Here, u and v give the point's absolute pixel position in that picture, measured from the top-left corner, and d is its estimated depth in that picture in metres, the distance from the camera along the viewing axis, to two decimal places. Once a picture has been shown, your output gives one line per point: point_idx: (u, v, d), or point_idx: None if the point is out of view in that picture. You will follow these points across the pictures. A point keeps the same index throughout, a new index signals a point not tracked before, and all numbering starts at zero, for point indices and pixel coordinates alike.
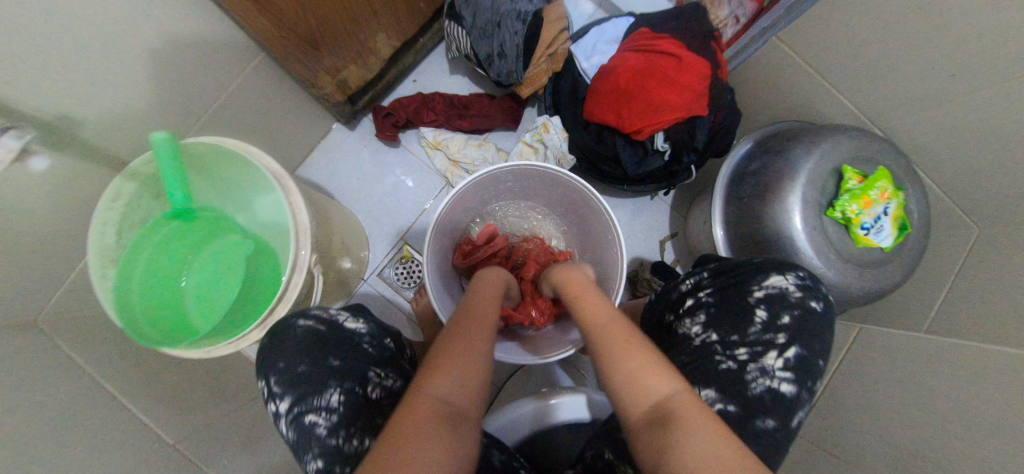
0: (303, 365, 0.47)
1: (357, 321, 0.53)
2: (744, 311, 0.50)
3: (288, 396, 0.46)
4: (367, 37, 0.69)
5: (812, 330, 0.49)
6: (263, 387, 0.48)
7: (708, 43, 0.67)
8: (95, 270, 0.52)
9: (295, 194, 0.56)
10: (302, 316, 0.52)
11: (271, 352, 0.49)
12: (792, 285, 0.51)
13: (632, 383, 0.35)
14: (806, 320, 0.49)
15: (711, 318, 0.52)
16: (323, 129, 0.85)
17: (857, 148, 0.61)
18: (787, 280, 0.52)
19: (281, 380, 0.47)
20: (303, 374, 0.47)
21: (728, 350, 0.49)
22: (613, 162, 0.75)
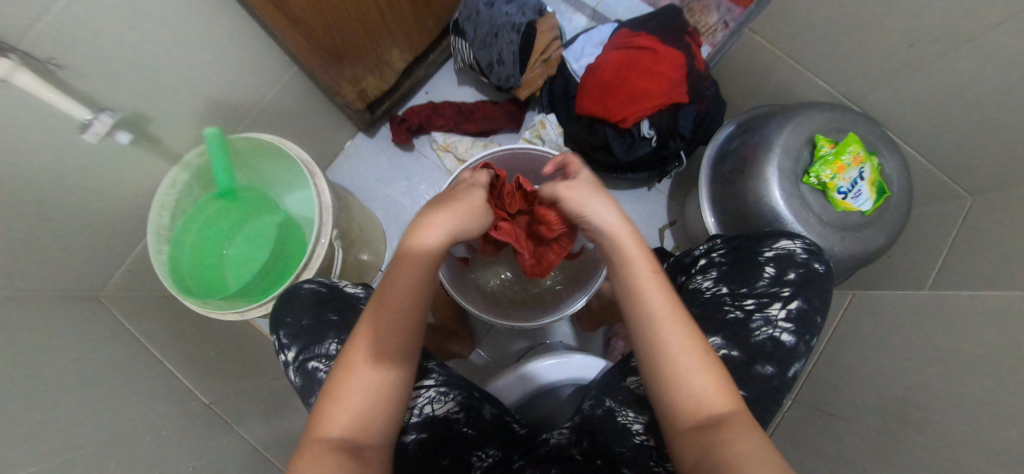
0: (308, 319, 0.53)
1: (356, 287, 0.59)
2: (752, 268, 0.54)
3: (294, 346, 0.52)
4: (384, 51, 0.80)
5: (818, 289, 0.52)
6: (274, 341, 0.54)
7: (683, 37, 0.73)
8: (152, 245, 0.61)
9: (320, 178, 0.65)
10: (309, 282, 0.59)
11: (282, 309, 0.55)
12: (799, 248, 0.55)
13: (690, 397, 0.35)
14: (810, 278, 0.53)
15: (722, 274, 0.56)
16: (346, 137, 0.95)
17: (831, 120, 0.66)
18: (797, 244, 0.55)
19: (289, 333, 0.53)
20: (304, 327, 0.53)
21: (736, 301, 0.52)
22: (605, 150, 0.82)
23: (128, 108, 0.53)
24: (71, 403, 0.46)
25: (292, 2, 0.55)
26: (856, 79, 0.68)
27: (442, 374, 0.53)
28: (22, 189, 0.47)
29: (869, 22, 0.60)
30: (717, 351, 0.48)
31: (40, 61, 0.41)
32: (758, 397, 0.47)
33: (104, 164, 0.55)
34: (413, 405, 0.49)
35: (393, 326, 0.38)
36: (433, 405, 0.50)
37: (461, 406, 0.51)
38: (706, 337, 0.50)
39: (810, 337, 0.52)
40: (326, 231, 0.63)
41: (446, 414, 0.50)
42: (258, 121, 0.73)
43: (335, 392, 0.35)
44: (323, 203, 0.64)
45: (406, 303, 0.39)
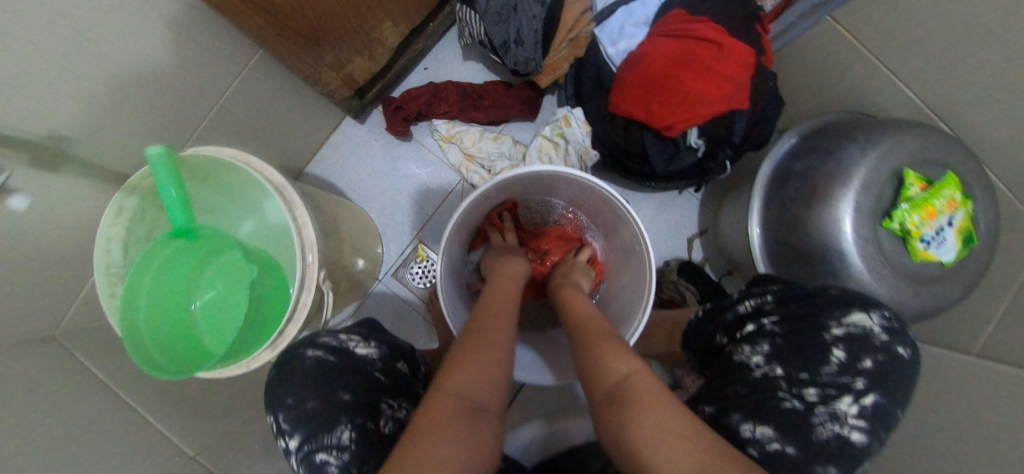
0: (313, 400, 0.48)
1: (368, 347, 0.53)
2: (817, 348, 0.47)
3: (297, 434, 0.47)
4: (374, 25, 0.63)
5: (896, 380, 0.45)
6: (272, 422, 0.49)
7: (753, 25, 0.59)
8: (103, 290, 0.51)
9: (301, 208, 0.52)
10: (311, 345, 0.52)
11: (281, 385, 0.49)
12: (876, 327, 0.47)
13: (605, 377, 0.43)
14: (888, 368, 0.45)
15: (777, 349, 0.48)
16: (333, 124, 0.81)
17: (923, 148, 0.54)
18: (874, 320, 0.48)
19: (290, 417, 0.47)
20: (309, 412, 0.47)
21: (795, 388, 0.46)
22: (640, 158, 0.69)
23: (44, 137, 0.40)
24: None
25: None
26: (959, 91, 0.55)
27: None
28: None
29: (996, 30, 0.48)
30: (767, 446, 0.43)
31: None
32: None
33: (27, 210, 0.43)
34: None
35: (501, 342, 0.44)
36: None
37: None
38: (754, 428, 0.44)
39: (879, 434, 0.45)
40: (312, 275, 0.52)
41: None
42: (223, 122, 0.59)
43: (452, 362, 0.40)
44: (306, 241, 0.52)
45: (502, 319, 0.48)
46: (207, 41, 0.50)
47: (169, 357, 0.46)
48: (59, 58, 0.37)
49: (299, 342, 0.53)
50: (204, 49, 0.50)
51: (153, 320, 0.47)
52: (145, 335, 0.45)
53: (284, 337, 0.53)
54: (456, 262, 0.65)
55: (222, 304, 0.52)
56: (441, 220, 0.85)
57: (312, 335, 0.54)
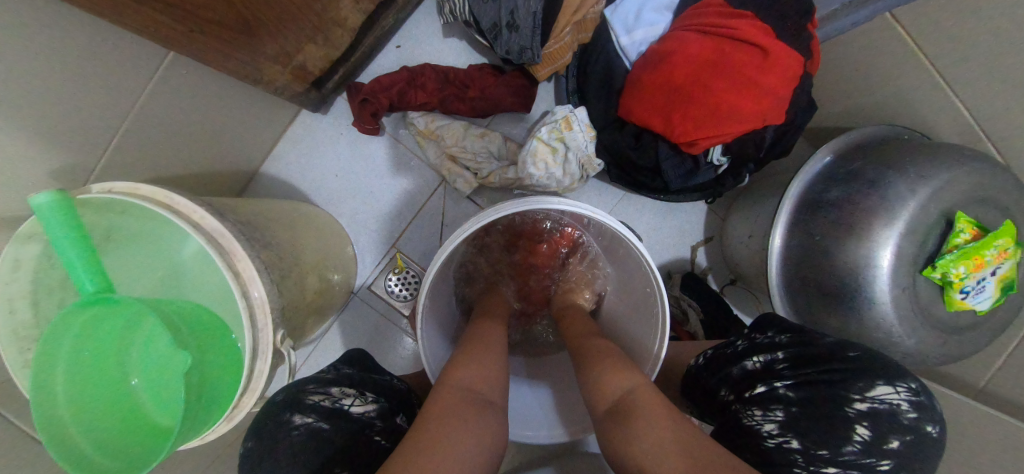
0: None
1: (365, 404, 0.45)
2: (834, 423, 0.38)
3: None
4: (329, 3, 0.49)
5: (922, 463, 0.37)
6: None
7: (804, 27, 0.48)
8: None
9: (245, 259, 0.42)
10: (298, 408, 0.43)
11: (257, 465, 0.40)
12: (905, 402, 0.38)
13: (597, 378, 0.45)
14: (916, 447, 0.37)
15: (792, 418, 0.39)
16: (288, 117, 0.68)
17: (976, 186, 0.47)
18: (900, 391, 0.38)
19: None
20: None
21: (812, 468, 0.37)
22: (652, 172, 0.61)
23: None
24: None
25: None
26: None
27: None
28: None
29: None
30: None
31: None
32: None
33: None
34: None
35: (496, 354, 0.48)
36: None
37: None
38: None
39: None
40: (267, 338, 0.43)
41: None
42: (140, 140, 0.47)
43: (457, 363, 0.44)
44: (253, 299, 0.43)
45: (496, 335, 0.52)
46: (94, 45, 0.36)
47: (117, 457, 0.34)
48: None
49: (280, 398, 0.44)
50: (92, 57, 0.37)
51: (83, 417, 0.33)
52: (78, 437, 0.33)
53: (242, 407, 0.44)
54: (438, 295, 0.57)
55: (160, 372, 0.35)
56: (422, 227, 0.75)
57: (297, 386, 0.45)
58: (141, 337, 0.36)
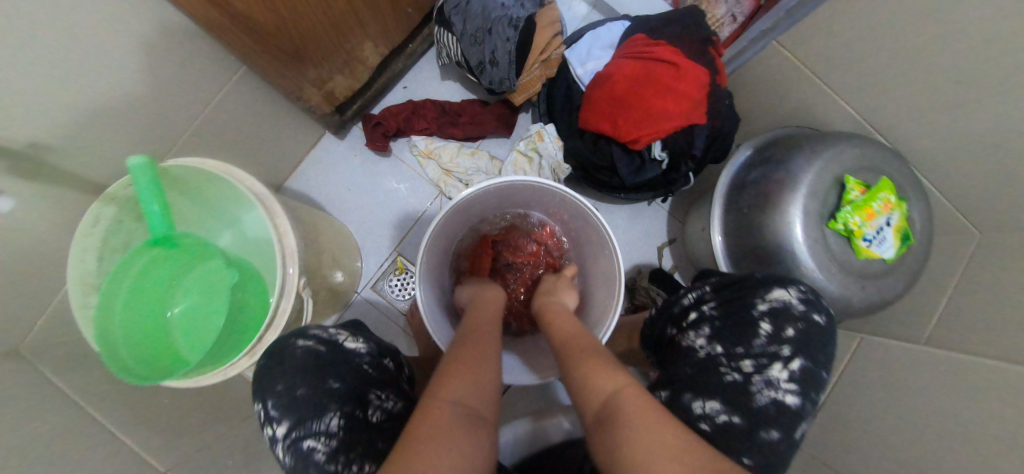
0: (302, 388, 0.47)
1: (356, 341, 0.52)
2: (746, 324, 0.50)
3: (285, 421, 0.46)
4: (356, 45, 0.66)
5: (818, 343, 0.49)
6: (259, 410, 0.48)
7: (706, 49, 0.65)
8: (75, 300, 0.51)
9: (282, 217, 0.54)
10: (302, 336, 0.52)
11: (268, 376, 0.48)
12: (795, 300, 0.51)
13: (591, 383, 0.39)
14: (809, 333, 0.49)
15: (716, 331, 0.51)
16: (312, 141, 0.83)
17: (860, 157, 0.60)
18: (791, 293, 0.52)
19: (280, 404, 0.47)
20: (298, 400, 0.47)
21: (733, 363, 0.48)
22: (610, 171, 0.74)
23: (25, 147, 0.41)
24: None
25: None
26: (886, 107, 0.61)
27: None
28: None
29: (913, 54, 0.54)
30: (716, 419, 0.45)
31: None
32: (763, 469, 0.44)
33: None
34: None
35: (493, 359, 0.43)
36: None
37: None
38: (704, 404, 0.46)
39: (813, 391, 0.49)
40: (292, 281, 0.54)
41: None
42: (202, 134, 0.61)
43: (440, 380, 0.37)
44: (286, 248, 0.54)
45: (484, 345, 0.45)
46: (189, 55, 0.51)
47: (145, 367, 0.46)
48: (46, 73, 0.39)
49: (284, 335, 0.52)
50: (186, 64, 0.51)
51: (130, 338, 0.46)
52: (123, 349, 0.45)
53: (262, 344, 0.54)
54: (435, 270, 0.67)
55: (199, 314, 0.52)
56: (420, 233, 0.86)
57: (302, 327, 0.54)
58: (179, 289, 0.52)
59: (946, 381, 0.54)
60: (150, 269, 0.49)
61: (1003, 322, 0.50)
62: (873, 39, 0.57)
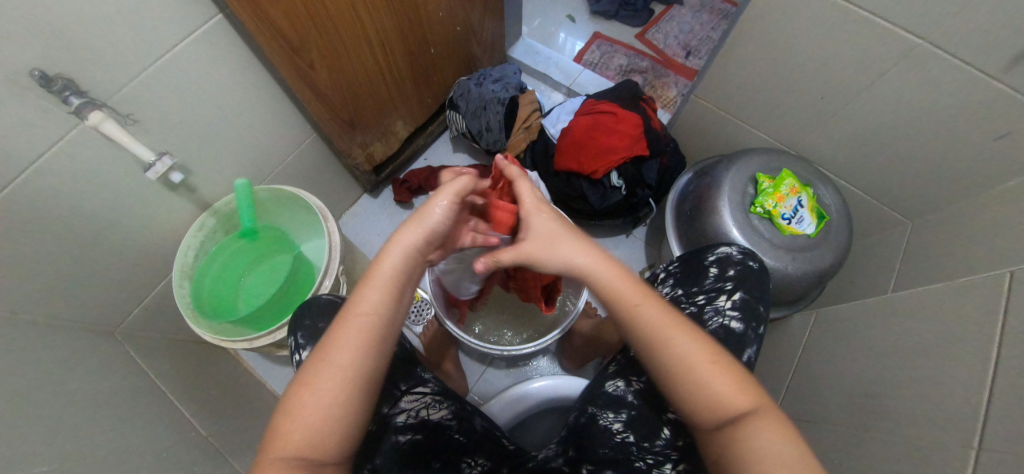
0: (324, 322, 0.58)
1: None
2: (698, 270, 0.59)
3: (308, 346, 0.56)
4: (390, 122, 0.96)
5: (755, 281, 0.56)
6: (291, 342, 0.58)
7: (638, 103, 0.90)
8: (175, 281, 0.69)
9: (332, 221, 0.74)
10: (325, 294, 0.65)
11: (298, 316, 0.60)
12: (736, 251, 0.59)
13: (718, 404, 0.37)
14: (747, 273, 0.56)
15: (678, 279, 0.60)
16: (353, 198, 1.08)
17: (768, 161, 0.78)
18: (734, 247, 0.60)
19: (305, 334, 0.57)
20: (321, 331, 0.58)
21: (690, 298, 0.56)
22: (582, 200, 0.93)
23: (179, 162, 0.66)
24: (65, 411, 0.50)
25: (319, 79, 0.72)
26: (788, 127, 0.82)
27: (437, 385, 0.58)
28: (65, 217, 0.57)
29: (784, 82, 0.76)
30: None
31: (121, 116, 0.55)
32: None
33: (142, 208, 0.66)
34: (409, 409, 0.53)
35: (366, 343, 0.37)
36: (428, 409, 0.54)
37: (454, 413, 0.56)
38: None
39: (758, 325, 0.54)
40: (334, 265, 0.72)
41: (440, 420, 0.55)
42: (280, 178, 0.87)
43: (281, 426, 0.34)
44: (333, 242, 0.73)
45: (353, 354, 0.36)
46: (283, 120, 0.79)
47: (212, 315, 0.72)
48: (201, 119, 0.65)
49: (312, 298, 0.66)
50: (281, 125, 0.79)
51: (212, 292, 0.74)
52: (205, 298, 0.72)
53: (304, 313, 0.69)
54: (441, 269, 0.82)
55: (262, 286, 0.79)
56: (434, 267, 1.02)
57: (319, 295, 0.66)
58: (256, 267, 0.80)
59: (881, 321, 0.62)
60: (239, 251, 0.77)
61: (957, 258, 0.61)
62: (751, 81, 0.80)
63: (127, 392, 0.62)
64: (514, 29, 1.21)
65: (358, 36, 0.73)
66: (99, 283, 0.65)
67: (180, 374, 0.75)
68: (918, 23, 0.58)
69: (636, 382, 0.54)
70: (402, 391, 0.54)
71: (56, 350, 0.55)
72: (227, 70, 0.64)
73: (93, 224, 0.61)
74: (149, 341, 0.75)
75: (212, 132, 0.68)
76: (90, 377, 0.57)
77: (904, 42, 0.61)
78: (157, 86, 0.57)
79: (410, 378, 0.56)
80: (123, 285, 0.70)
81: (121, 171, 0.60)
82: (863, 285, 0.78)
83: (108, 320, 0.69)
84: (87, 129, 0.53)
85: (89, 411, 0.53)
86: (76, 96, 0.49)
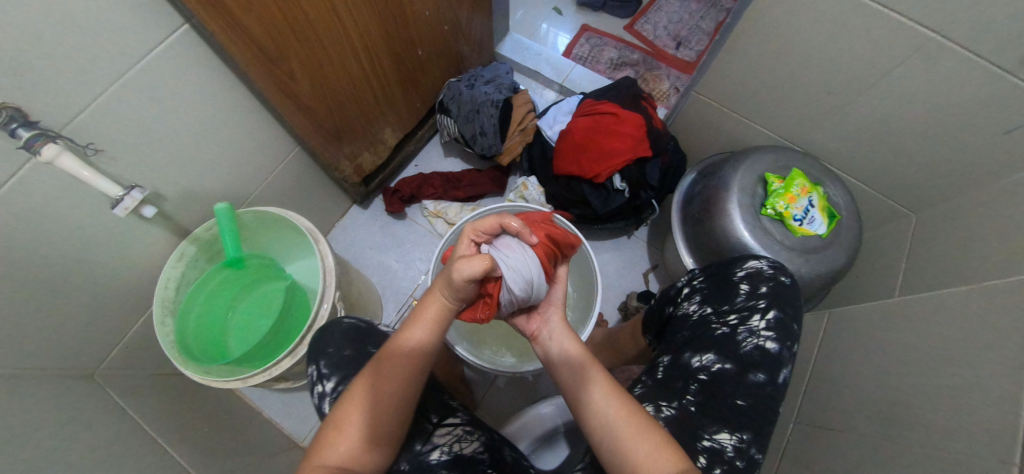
0: (348, 350, 0.55)
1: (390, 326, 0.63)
2: (729, 288, 0.65)
3: (334, 376, 0.53)
4: (378, 130, 0.90)
5: (787, 298, 0.62)
6: (311, 371, 0.55)
7: (639, 102, 0.87)
8: (155, 318, 0.63)
9: (324, 243, 0.69)
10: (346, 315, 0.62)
11: (320, 342, 0.57)
12: (766, 266, 0.65)
13: (643, 464, 0.41)
14: (780, 290, 0.63)
15: (706, 298, 0.66)
16: (342, 211, 1.03)
17: (776, 159, 0.76)
18: (764, 262, 0.66)
19: (330, 363, 0.54)
20: (346, 358, 0.54)
21: (721, 319, 0.62)
22: (584, 205, 0.90)
23: (149, 189, 0.60)
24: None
25: (300, 90, 0.67)
26: (792, 123, 0.81)
27: (466, 414, 0.55)
28: (26, 260, 0.50)
29: (789, 78, 0.74)
30: (712, 367, 0.59)
31: (81, 147, 0.49)
32: (754, 403, 0.57)
33: (114, 240, 0.60)
34: (442, 444, 0.51)
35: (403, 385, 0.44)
36: (461, 443, 0.52)
37: (486, 446, 0.52)
38: (701, 355, 0.60)
39: (790, 343, 0.61)
40: (330, 290, 0.67)
41: (473, 454, 0.51)
42: (264, 197, 0.81)
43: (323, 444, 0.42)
44: (327, 265, 0.68)
45: (391, 387, 0.43)
46: (265, 136, 0.73)
47: (199, 351, 0.67)
48: (172, 139, 0.59)
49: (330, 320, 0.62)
50: (262, 142, 0.73)
51: (198, 326, 0.68)
52: (190, 333, 0.67)
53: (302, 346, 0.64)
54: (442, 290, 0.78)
55: (256, 313, 0.74)
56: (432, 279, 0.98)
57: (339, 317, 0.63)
58: (247, 293, 0.75)
59: (905, 325, 0.61)
60: (227, 278, 0.71)
61: (971, 252, 0.60)
62: (755, 77, 0.78)
63: (112, 444, 0.56)
64: (502, 25, 1.15)
65: (341, 42, 0.67)
66: (68, 326, 0.59)
67: (165, 416, 0.69)
68: (932, 16, 0.56)
69: (667, 408, 0.57)
70: (434, 424, 0.52)
71: (28, 407, 0.49)
72: (199, 85, 0.58)
73: (57, 263, 0.54)
74: (132, 382, 0.69)
75: (186, 154, 0.62)
76: (67, 433, 0.52)
77: (917, 38, 0.59)
78: (118, 107, 0.51)
79: (441, 408, 0.54)
80: (95, 324, 0.63)
81: (85, 204, 0.54)
82: (872, 280, 0.77)
83: (84, 364, 0.63)
84: (44, 164, 0.47)
85: (69, 472, 0.48)
86: (26, 128, 0.42)
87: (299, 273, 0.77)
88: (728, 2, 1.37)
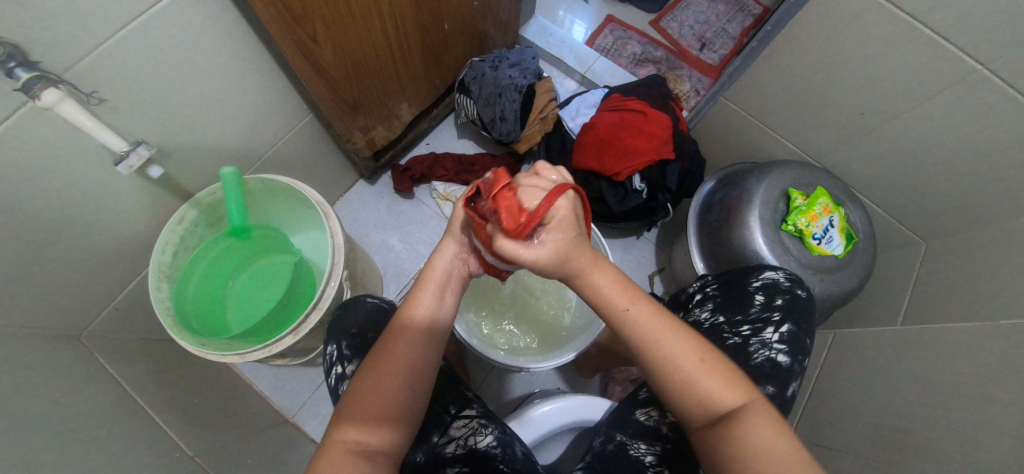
0: (372, 334, 0.57)
1: None
2: (744, 298, 0.64)
3: (355, 360, 0.55)
4: (395, 105, 0.87)
5: (801, 313, 0.61)
6: (331, 351, 0.56)
7: (667, 103, 0.85)
8: (152, 283, 0.59)
9: (334, 219, 0.66)
10: (367, 296, 0.63)
11: (340, 323, 0.58)
12: (782, 278, 0.65)
13: (710, 403, 0.38)
14: (794, 303, 0.62)
15: (718, 305, 0.65)
16: (347, 184, 0.99)
17: (800, 175, 0.75)
18: (780, 274, 0.65)
19: (351, 345, 0.55)
20: (368, 343, 0.56)
21: (733, 328, 0.61)
22: (599, 201, 0.88)
23: (153, 145, 0.56)
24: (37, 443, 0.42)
25: (321, 54, 0.62)
26: (818, 141, 0.80)
27: (481, 406, 0.57)
28: (16, 212, 0.46)
29: (824, 93, 0.73)
30: None
31: (84, 94, 0.45)
32: None
33: (111, 196, 0.56)
34: (458, 438, 0.53)
35: (410, 349, 0.43)
36: (476, 437, 0.53)
37: (499, 441, 0.53)
38: None
39: (802, 357, 0.60)
40: (338, 269, 0.64)
41: (486, 448, 0.53)
42: (270, 164, 0.77)
43: (339, 420, 0.40)
44: (336, 242, 0.65)
45: (401, 352, 0.43)
46: (277, 100, 0.69)
47: (198, 320, 0.64)
48: (180, 94, 0.55)
49: (351, 298, 0.63)
50: (275, 105, 0.69)
51: (199, 295, 0.66)
52: (190, 301, 0.64)
53: (306, 325, 0.62)
54: None
55: (262, 285, 0.73)
56: None
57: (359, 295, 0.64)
58: (254, 265, 0.74)
59: (915, 352, 0.61)
60: (231, 248, 0.69)
61: (974, 287, 0.61)
62: (788, 89, 0.76)
63: (101, 413, 0.53)
64: (527, 6, 1.11)
65: (369, 7, 0.63)
66: (52, 286, 0.55)
67: (153, 384, 0.66)
68: (983, 47, 0.55)
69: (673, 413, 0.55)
70: (452, 417, 0.54)
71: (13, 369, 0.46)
72: (214, 37, 0.53)
73: (48, 217, 0.50)
74: (120, 345, 0.66)
75: (194, 112, 0.58)
76: (54, 398, 0.48)
77: (962, 68, 0.58)
78: (127, 54, 0.46)
79: (459, 400, 0.56)
80: (84, 284, 0.60)
81: (83, 155, 0.49)
82: (876, 304, 0.78)
83: (70, 325, 0.59)
84: (41, 109, 0.42)
85: (61, 438, 0.45)
86: (26, 69, 0.38)
87: (308, 246, 0.75)
88: (756, 8, 1.34)
